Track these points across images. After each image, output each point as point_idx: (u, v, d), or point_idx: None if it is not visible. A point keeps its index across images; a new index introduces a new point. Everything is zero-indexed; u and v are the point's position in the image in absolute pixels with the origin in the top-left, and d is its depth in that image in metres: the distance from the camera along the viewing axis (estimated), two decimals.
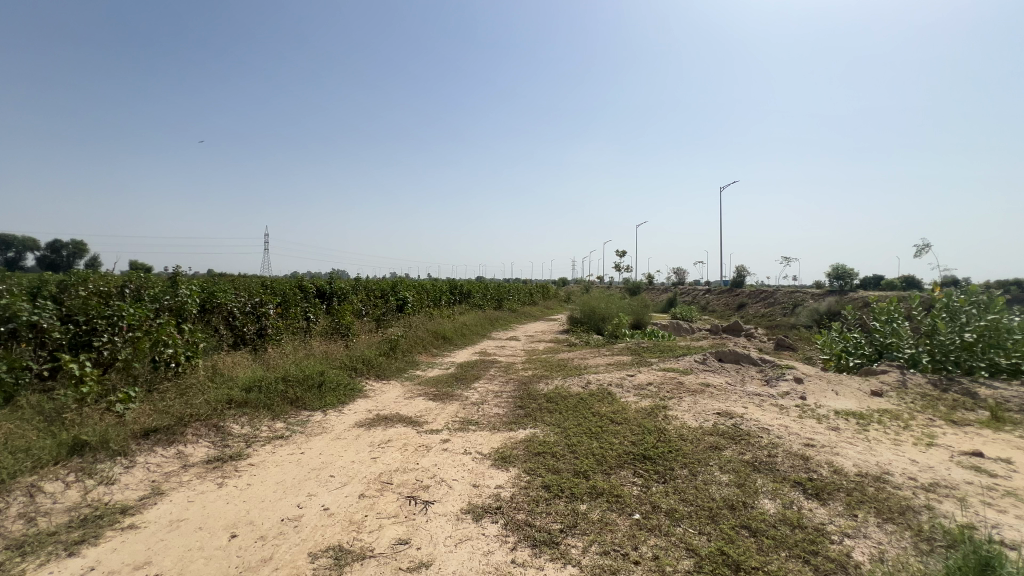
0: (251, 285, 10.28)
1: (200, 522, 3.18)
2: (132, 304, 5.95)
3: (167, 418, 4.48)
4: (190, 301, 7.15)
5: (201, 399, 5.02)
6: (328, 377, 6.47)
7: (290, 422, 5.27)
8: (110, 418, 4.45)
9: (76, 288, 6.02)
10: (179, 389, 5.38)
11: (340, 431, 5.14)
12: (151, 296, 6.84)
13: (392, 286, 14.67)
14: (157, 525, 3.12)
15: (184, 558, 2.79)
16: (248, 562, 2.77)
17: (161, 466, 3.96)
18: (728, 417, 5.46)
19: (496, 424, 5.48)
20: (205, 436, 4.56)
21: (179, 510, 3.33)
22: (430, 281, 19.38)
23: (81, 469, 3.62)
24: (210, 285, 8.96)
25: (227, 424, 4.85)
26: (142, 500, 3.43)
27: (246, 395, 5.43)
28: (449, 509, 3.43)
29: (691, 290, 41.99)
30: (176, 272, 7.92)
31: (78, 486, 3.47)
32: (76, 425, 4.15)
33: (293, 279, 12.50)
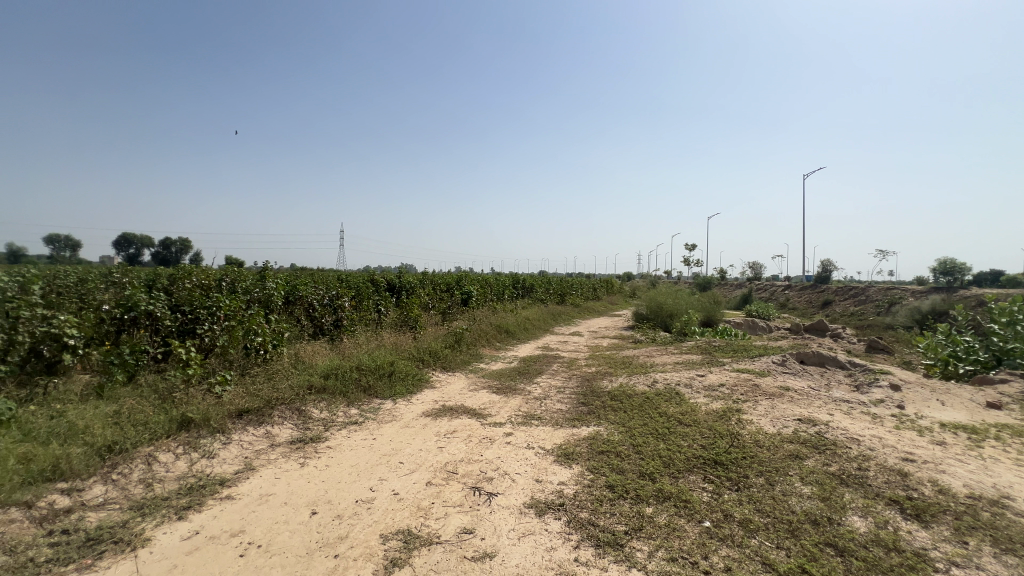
0: (329, 279, 10.99)
1: (285, 498, 3.46)
2: (228, 297, 6.60)
3: (257, 400, 4.92)
4: (276, 294, 7.80)
5: (286, 385, 5.45)
6: (398, 367, 6.78)
7: (363, 409, 5.59)
8: (211, 397, 4.96)
9: (182, 282, 6.83)
10: (267, 374, 5.88)
11: (408, 419, 5.37)
12: (244, 289, 7.55)
13: (457, 280, 15.07)
14: (249, 497, 3.44)
15: (272, 529, 3.05)
16: (327, 538, 2.97)
17: (252, 444, 4.35)
18: (811, 424, 5.06)
19: (560, 420, 5.46)
20: (289, 418, 4.95)
21: (268, 485, 3.66)
22: (494, 276, 19.69)
23: (187, 443, 4.07)
24: (293, 279, 9.70)
25: (308, 408, 5.24)
26: (237, 474, 3.80)
27: (324, 381, 5.83)
28: (512, 503, 3.47)
29: (768, 286, 39.29)
30: (265, 266, 8.65)
31: (185, 458, 3.90)
32: (183, 403, 4.67)
33: (366, 273, 13.21)
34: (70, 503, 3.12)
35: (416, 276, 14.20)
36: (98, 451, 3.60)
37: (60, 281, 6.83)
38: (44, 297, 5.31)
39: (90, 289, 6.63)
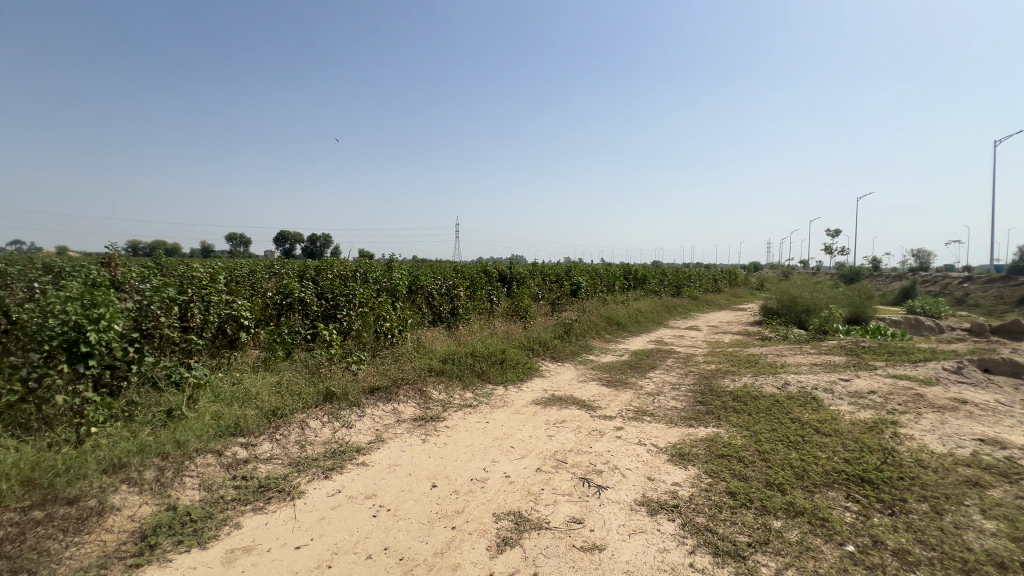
0: (447, 270, 11.74)
1: (410, 469, 3.81)
2: (362, 286, 7.42)
3: (386, 379, 5.49)
4: (401, 283, 8.55)
5: (410, 367, 5.97)
6: (509, 355, 7.02)
7: (477, 393, 5.90)
8: (349, 373, 5.62)
9: (325, 273, 7.90)
10: (394, 356, 6.49)
11: (519, 406, 5.54)
12: (374, 278, 8.42)
13: (566, 271, 15.09)
14: (380, 466, 3.85)
15: (399, 496, 3.37)
16: (446, 510, 3.20)
17: (382, 418, 4.84)
18: (997, 447, 4.15)
19: (674, 418, 5.20)
20: (413, 397, 5.41)
21: (395, 456, 4.05)
22: (604, 267, 19.32)
23: (332, 413, 4.68)
24: (415, 271, 10.55)
25: (429, 389, 5.68)
26: (370, 444, 4.27)
27: (442, 365, 6.27)
28: (623, 498, 3.41)
29: (939, 277, 32.82)
30: (391, 258, 9.54)
31: (329, 426, 4.48)
32: (327, 378, 5.38)
33: (480, 264, 13.85)
34: (247, 454, 3.77)
35: (526, 268, 14.52)
36: (266, 414, 4.32)
37: (238, 272, 8.27)
38: (227, 285, 6.53)
39: (259, 279, 7.95)
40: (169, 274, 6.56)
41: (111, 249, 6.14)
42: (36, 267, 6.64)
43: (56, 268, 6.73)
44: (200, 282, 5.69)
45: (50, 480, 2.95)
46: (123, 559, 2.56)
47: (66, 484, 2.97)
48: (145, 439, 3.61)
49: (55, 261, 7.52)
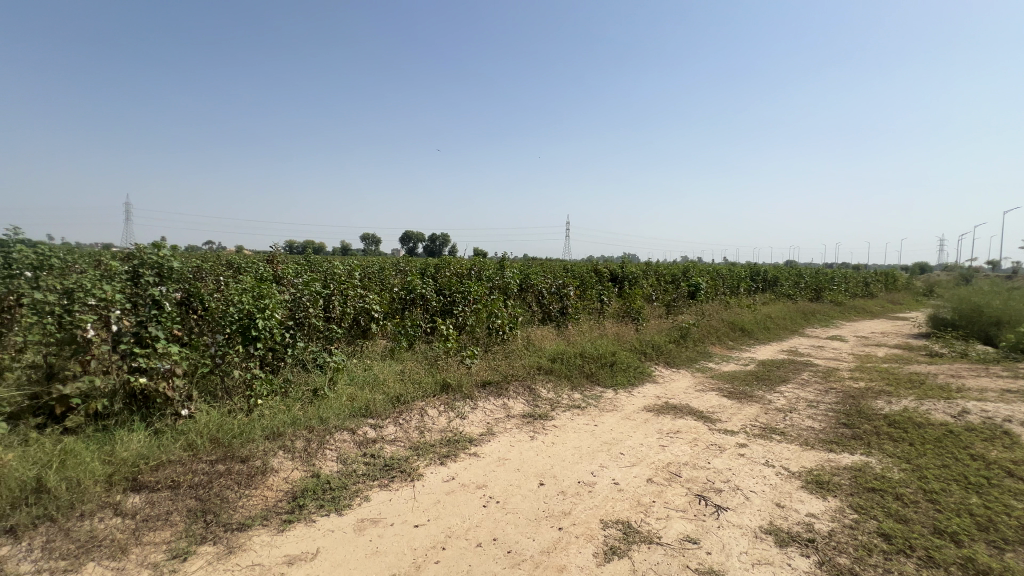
0: (558, 269, 11.80)
1: (518, 465, 3.90)
2: (476, 283, 7.81)
3: (497, 375, 5.72)
4: (512, 282, 8.80)
5: (520, 364, 6.12)
6: (620, 358, 6.82)
7: (586, 394, 5.82)
8: (463, 366, 5.93)
9: (445, 271, 8.47)
10: (505, 352, 6.69)
11: (629, 411, 5.35)
12: (488, 276, 8.82)
13: (684, 272, 14.22)
14: (491, 458, 4.00)
15: (508, 490, 3.47)
16: (553, 510, 3.22)
17: (493, 412, 5.02)
18: None
19: (810, 440, 4.59)
20: (522, 394, 5.52)
21: (504, 450, 4.18)
22: (727, 268, 17.82)
23: (447, 403, 4.97)
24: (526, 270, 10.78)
25: (538, 387, 5.75)
26: (482, 436, 4.45)
27: (551, 364, 6.32)
28: (746, 523, 3.10)
29: None
30: (504, 258, 9.88)
31: (445, 415, 4.76)
32: (444, 369, 5.73)
33: (591, 263, 13.69)
34: (375, 434, 4.17)
35: (639, 268, 13.98)
36: (391, 399, 4.75)
37: (370, 268, 9.23)
38: (361, 281, 7.37)
39: (388, 275, 8.79)
40: (316, 271, 7.60)
41: (274, 249, 7.28)
42: (221, 264, 8.10)
43: (236, 266, 8.15)
44: (338, 280, 6.58)
45: (229, 440, 3.66)
46: (279, 514, 3.00)
47: (240, 445, 3.62)
48: (296, 412, 4.22)
49: (236, 258, 9.15)
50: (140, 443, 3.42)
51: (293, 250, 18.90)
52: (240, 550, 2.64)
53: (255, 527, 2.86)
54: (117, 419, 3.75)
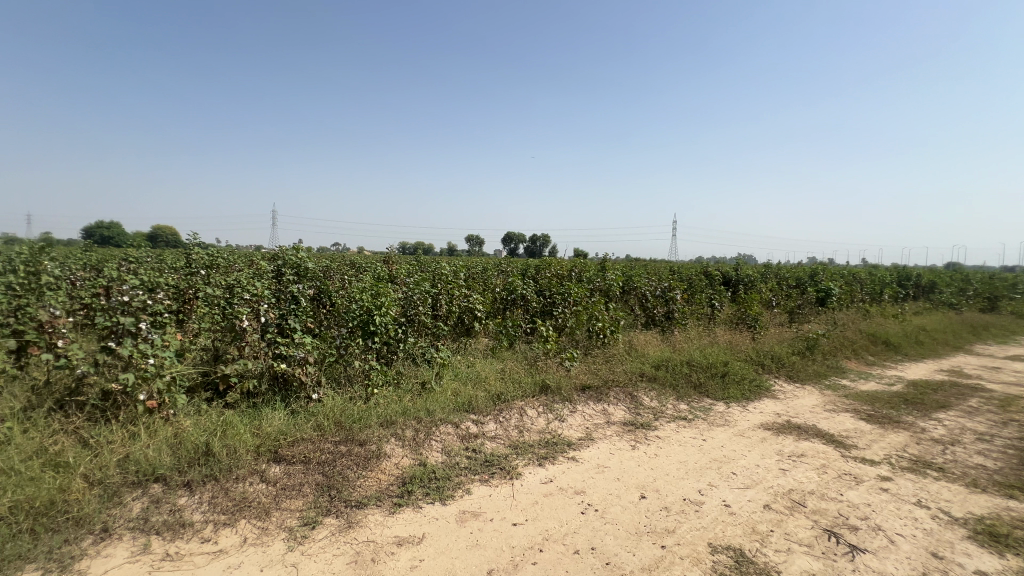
0: (663, 271, 11.25)
1: (618, 474, 3.78)
2: (576, 285, 7.77)
3: (597, 379, 5.62)
4: (614, 284, 8.58)
5: (621, 370, 5.95)
6: (732, 369, 6.29)
7: (693, 405, 5.45)
8: (562, 368, 5.90)
9: (545, 273, 8.56)
10: (605, 356, 6.53)
11: (743, 428, 4.91)
12: (588, 279, 8.75)
13: (811, 276, 12.69)
14: (590, 464, 3.93)
15: (607, 499, 3.38)
16: (655, 526, 3.06)
17: (593, 417, 4.91)
18: None
19: (979, 481, 3.81)
20: (623, 401, 5.34)
21: (604, 457, 4.08)
22: (866, 272, 15.52)
23: (546, 404, 4.98)
24: (629, 272, 10.42)
25: (640, 395, 5.52)
26: (580, 440, 4.38)
27: (654, 372, 6.04)
28: (890, 571, 2.67)
29: None
30: (606, 260, 9.70)
31: (544, 416, 4.78)
32: (543, 370, 5.76)
33: (701, 266, 12.84)
34: (476, 430, 4.32)
35: (756, 272, 12.78)
36: (493, 397, 4.90)
37: (474, 269, 9.62)
38: (466, 281, 7.74)
39: (490, 276, 9.10)
40: (426, 270, 8.15)
41: (390, 251, 7.94)
42: (345, 264, 9.02)
43: (358, 265, 9.02)
44: (445, 280, 6.97)
45: (350, 424, 4.05)
46: (390, 497, 3.24)
47: (359, 429, 4.00)
48: (407, 403, 4.54)
49: (359, 258, 10.14)
50: (281, 420, 3.93)
51: (405, 251, 20.42)
52: (357, 526, 2.91)
53: (370, 506, 3.12)
54: (264, 398, 4.35)
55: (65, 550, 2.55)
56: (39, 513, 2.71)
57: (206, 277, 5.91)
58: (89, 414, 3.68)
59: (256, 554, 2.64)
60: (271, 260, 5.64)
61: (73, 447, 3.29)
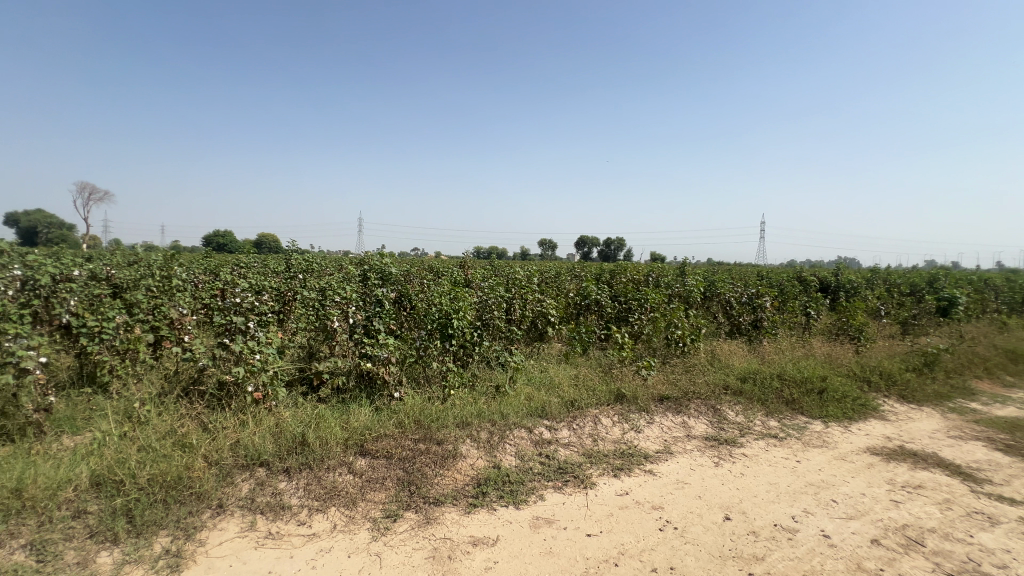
0: (750, 277, 10.53)
1: (700, 492, 3.57)
2: (654, 291, 7.51)
3: (676, 390, 5.36)
4: (695, 290, 8.16)
5: (703, 381, 5.64)
6: (832, 385, 5.70)
7: (785, 422, 5.01)
8: (638, 377, 5.69)
9: (621, 279, 8.38)
10: (685, 366, 6.22)
11: (845, 451, 4.43)
12: (666, 284, 8.44)
13: (929, 282, 11.18)
14: (668, 479, 3.75)
15: (687, 517, 3.22)
16: (742, 551, 2.86)
17: (672, 429, 4.69)
18: None
19: None
20: (705, 414, 5.05)
21: (684, 473, 3.88)
22: (1002, 279, 13.38)
23: (621, 414, 4.84)
24: (710, 278, 9.85)
25: (724, 409, 5.18)
26: (658, 453, 4.20)
27: (740, 385, 5.66)
28: None
29: None
30: (685, 265, 9.30)
31: (619, 426, 4.64)
32: (619, 378, 5.60)
33: (794, 272, 11.83)
34: (550, 436, 4.30)
35: (860, 277, 11.52)
36: (566, 403, 4.86)
37: (548, 273, 9.63)
38: (540, 286, 7.78)
39: (564, 281, 9.06)
40: (501, 275, 8.30)
41: (466, 256, 8.19)
42: (425, 269, 9.44)
43: (436, 270, 9.41)
44: (520, 284, 7.05)
45: (428, 423, 4.22)
46: (466, 497, 3.33)
47: (437, 428, 4.15)
48: (482, 406, 4.64)
49: (437, 263, 10.57)
50: (366, 416, 4.19)
51: (480, 256, 20.97)
52: (435, 523, 3.02)
53: (447, 504, 3.22)
54: (351, 394, 4.66)
55: (189, 521, 2.90)
56: (170, 486, 3.12)
57: (303, 281, 6.48)
58: (208, 402, 4.17)
59: (345, 541, 2.83)
60: (359, 266, 6.05)
61: (195, 430, 3.74)
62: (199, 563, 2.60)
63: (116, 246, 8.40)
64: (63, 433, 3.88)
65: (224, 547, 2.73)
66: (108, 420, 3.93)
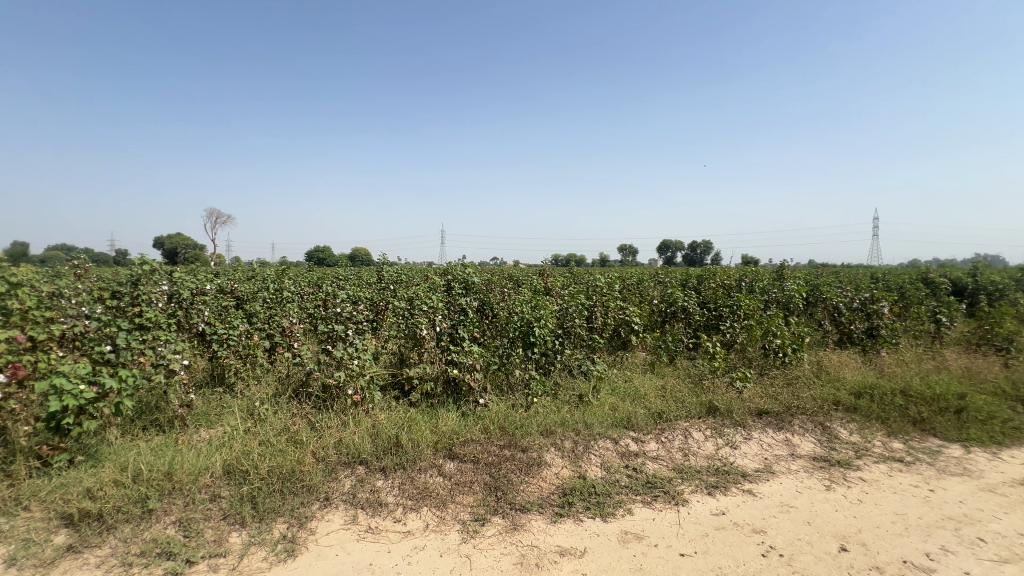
0: (862, 280, 9.45)
1: (809, 517, 3.25)
2: (747, 296, 7.07)
3: (777, 405, 4.94)
4: (795, 295, 7.48)
5: (808, 395, 5.15)
6: (973, 405, 4.91)
7: (912, 445, 4.40)
8: (732, 389, 5.31)
9: (709, 285, 8.01)
10: (787, 378, 5.70)
11: (993, 482, 3.78)
12: (761, 289, 7.89)
13: None
14: (771, 501, 3.46)
15: (795, 545, 2.94)
16: None
17: (773, 447, 4.32)
18: None
19: None
20: (812, 432, 4.58)
21: (790, 495, 3.55)
22: None
23: (715, 428, 4.54)
24: (814, 281, 8.99)
25: (835, 427, 4.67)
26: (758, 472, 3.89)
27: (854, 401, 5.07)
28: None
29: None
30: (783, 269, 8.62)
31: (712, 440, 4.36)
32: (710, 391, 5.27)
33: (918, 273, 10.40)
34: (637, 448, 4.15)
35: (1007, 278, 9.83)
36: (653, 415, 4.68)
37: (630, 280, 9.38)
38: (622, 293, 7.61)
39: (647, 287, 8.79)
40: (581, 283, 8.22)
41: (544, 264, 8.24)
42: (505, 277, 9.64)
43: (516, 279, 9.57)
44: (601, 292, 6.94)
45: (513, 430, 4.28)
46: (552, 506, 3.32)
47: (521, 436, 4.20)
48: (566, 414, 4.62)
49: (517, 272, 10.75)
50: (454, 421, 4.35)
51: (559, 264, 21.07)
52: (522, 529, 3.04)
53: (533, 512, 3.24)
54: (439, 399, 4.85)
55: (301, 510, 3.20)
56: (285, 478, 3.46)
57: (394, 291, 6.92)
58: (315, 402, 4.59)
59: (437, 540, 2.96)
60: (443, 277, 6.37)
61: (305, 428, 4.12)
62: (310, 549, 2.85)
63: (238, 263, 9.56)
64: (200, 425, 4.46)
65: (331, 537, 2.97)
66: (235, 416, 4.46)
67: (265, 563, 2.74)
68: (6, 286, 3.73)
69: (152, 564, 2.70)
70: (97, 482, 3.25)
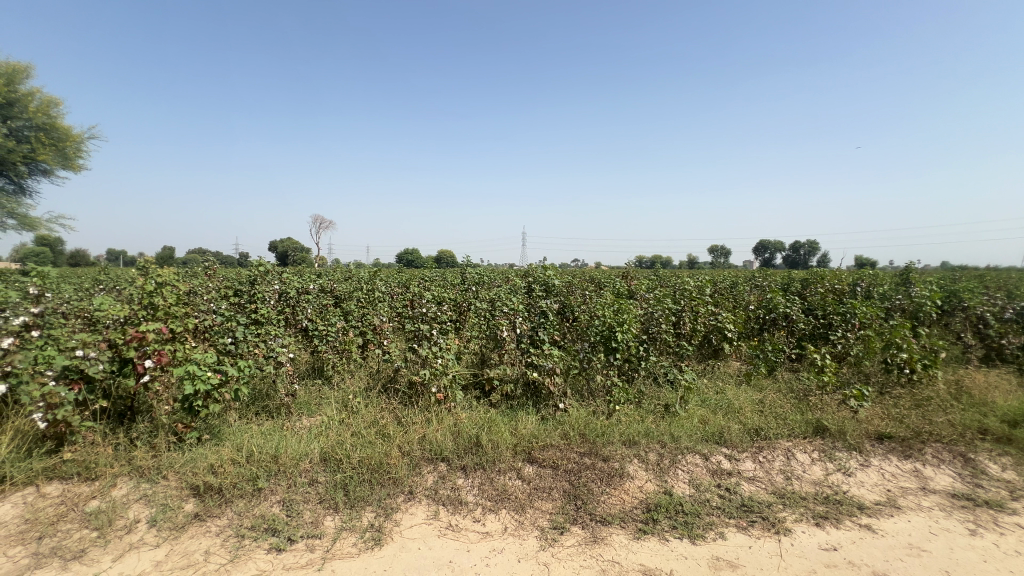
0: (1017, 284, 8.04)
1: (946, 566, 2.77)
2: (863, 303, 6.30)
3: (903, 429, 4.28)
4: (927, 302, 6.49)
5: (944, 419, 4.45)
6: None
7: None
8: (846, 408, 4.72)
9: (816, 290, 7.27)
10: (916, 399, 4.95)
11: None
12: (881, 296, 6.98)
13: None
14: (896, 541, 3.00)
15: None
16: None
17: (897, 478, 3.75)
18: None
19: None
20: (949, 464, 3.92)
21: (920, 536, 3.05)
22: None
23: (823, 451, 4.04)
24: (951, 286, 7.77)
25: (982, 460, 3.95)
26: (879, 506, 3.39)
27: (1008, 431, 4.26)
28: None
29: None
30: (910, 272, 7.58)
31: (821, 464, 3.89)
32: (818, 408, 4.72)
33: None
34: (730, 467, 3.83)
35: None
36: (750, 431, 4.30)
37: (723, 283, 8.79)
38: (715, 298, 7.14)
39: (742, 291, 8.18)
40: (667, 286, 7.84)
41: (629, 266, 7.97)
42: (587, 280, 9.49)
43: (598, 281, 9.41)
44: (690, 295, 6.55)
45: (593, 438, 4.16)
46: (635, 521, 3.16)
47: (602, 444, 4.06)
48: (650, 425, 4.40)
49: (600, 274, 10.55)
50: (533, 425, 4.32)
51: (643, 264, 20.45)
52: (602, 543, 2.93)
53: (614, 525, 3.10)
54: (519, 401, 4.85)
55: (388, 501, 3.36)
56: (374, 469, 3.66)
57: (476, 293, 7.07)
58: (402, 398, 4.81)
59: (515, 544, 2.94)
60: (525, 278, 6.42)
61: (392, 422, 4.33)
62: (395, 540, 2.97)
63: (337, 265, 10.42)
64: (303, 413, 4.86)
65: (414, 530, 3.08)
66: (332, 407, 4.80)
67: (355, 549, 2.90)
68: (155, 285, 4.35)
69: (260, 538, 2.98)
70: (218, 459, 3.67)
